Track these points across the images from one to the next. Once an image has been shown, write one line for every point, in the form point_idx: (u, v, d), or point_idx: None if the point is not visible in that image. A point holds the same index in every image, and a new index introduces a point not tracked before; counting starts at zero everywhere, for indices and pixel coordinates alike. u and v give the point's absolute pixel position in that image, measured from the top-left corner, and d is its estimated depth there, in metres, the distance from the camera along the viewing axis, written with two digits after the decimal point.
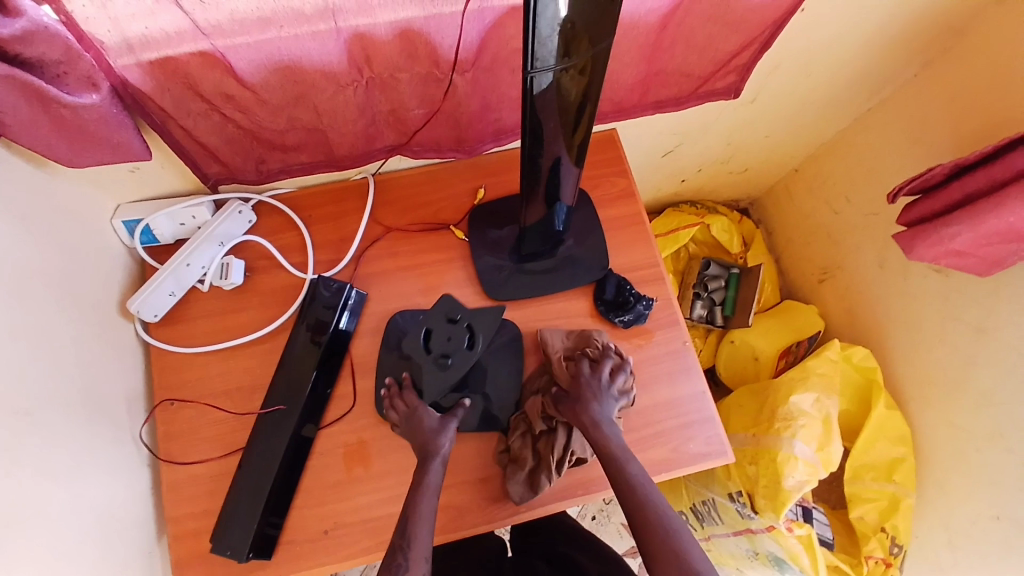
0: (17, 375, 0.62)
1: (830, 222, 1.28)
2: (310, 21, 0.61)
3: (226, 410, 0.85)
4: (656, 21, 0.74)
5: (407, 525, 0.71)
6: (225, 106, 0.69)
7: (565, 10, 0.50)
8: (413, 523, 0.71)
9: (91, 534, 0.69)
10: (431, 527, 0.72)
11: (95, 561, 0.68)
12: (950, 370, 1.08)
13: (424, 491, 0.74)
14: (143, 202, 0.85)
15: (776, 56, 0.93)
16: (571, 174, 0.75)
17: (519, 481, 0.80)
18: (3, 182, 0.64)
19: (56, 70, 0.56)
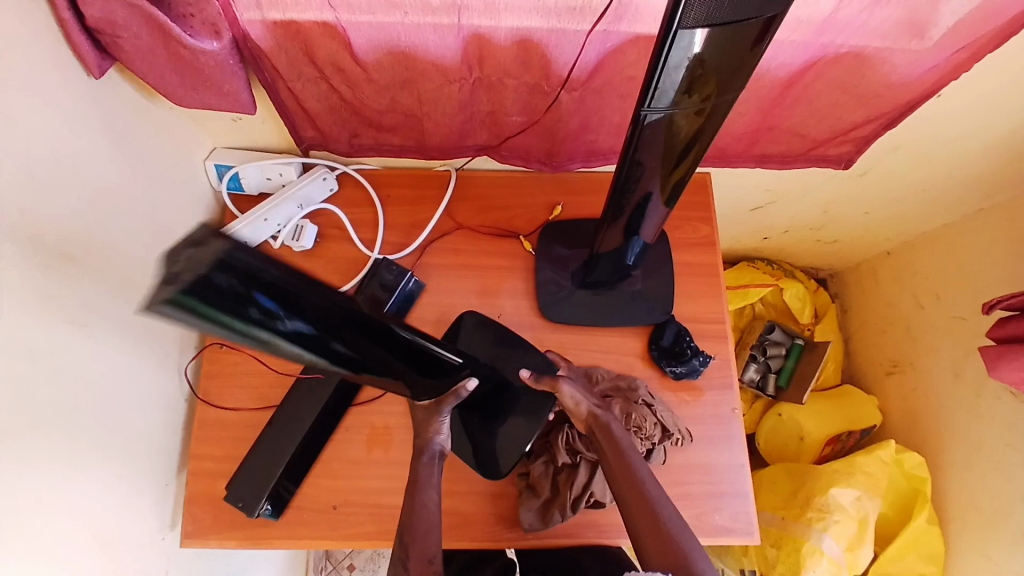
0: (83, 291, 0.65)
1: (914, 315, 1.19)
2: (436, 13, 0.61)
3: (269, 365, 0.87)
4: (782, 78, 0.70)
5: (405, 531, 0.71)
6: (335, 78, 0.70)
7: (698, 53, 0.47)
8: (408, 529, 0.70)
9: (119, 453, 0.72)
10: (432, 526, 0.71)
11: (117, 479, 0.71)
12: (1006, 505, 0.99)
13: (424, 485, 0.73)
14: (238, 150, 0.89)
15: (899, 136, 0.87)
16: (657, 212, 0.73)
17: (530, 506, 0.79)
18: (110, 107, 0.67)
19: (184, 10, 0.59)
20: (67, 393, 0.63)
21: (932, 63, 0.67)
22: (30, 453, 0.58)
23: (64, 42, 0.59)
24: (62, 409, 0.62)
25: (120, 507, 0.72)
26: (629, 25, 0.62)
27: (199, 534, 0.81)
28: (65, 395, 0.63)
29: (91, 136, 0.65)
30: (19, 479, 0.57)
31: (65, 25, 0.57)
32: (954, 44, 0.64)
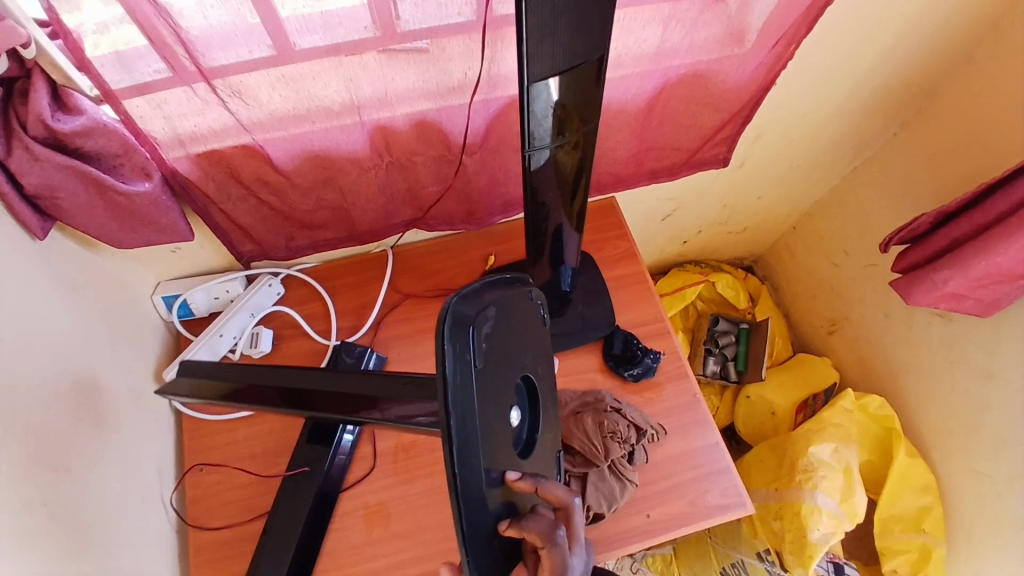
0: (54, 440, 0.67)
1: (833, 274, 1.31)
2: (339, 116, 0.70)
3: (253, 473, 0.88)
4: (642, 104, 0.82)
5: None
6: (262, 190, 0.78)
7: (557, 95, 0.57)
8: None
9: None
10: None
11: None
12: (961, 412, 1.09)
13: None
14: (182, 279, 0.93)
15: (759, 126, 1.02)
16: (573, 239, 0.82)
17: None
18: (54, 263, 0.72)
19: (113, 161, 0.66)
20: (52, 545, 0.63)
21: (757, 62, 0.80)
22: None
23: (7, 212, 0.64)
24: (55, 554, 0.63)
25: None
26: (504, 89, 0.74)
27: None
28: (51, 547, 0.63)
29: (42, 294, 0.68)
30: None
31: (5, 198, 0.62)
32: (768, 42, 0.78)
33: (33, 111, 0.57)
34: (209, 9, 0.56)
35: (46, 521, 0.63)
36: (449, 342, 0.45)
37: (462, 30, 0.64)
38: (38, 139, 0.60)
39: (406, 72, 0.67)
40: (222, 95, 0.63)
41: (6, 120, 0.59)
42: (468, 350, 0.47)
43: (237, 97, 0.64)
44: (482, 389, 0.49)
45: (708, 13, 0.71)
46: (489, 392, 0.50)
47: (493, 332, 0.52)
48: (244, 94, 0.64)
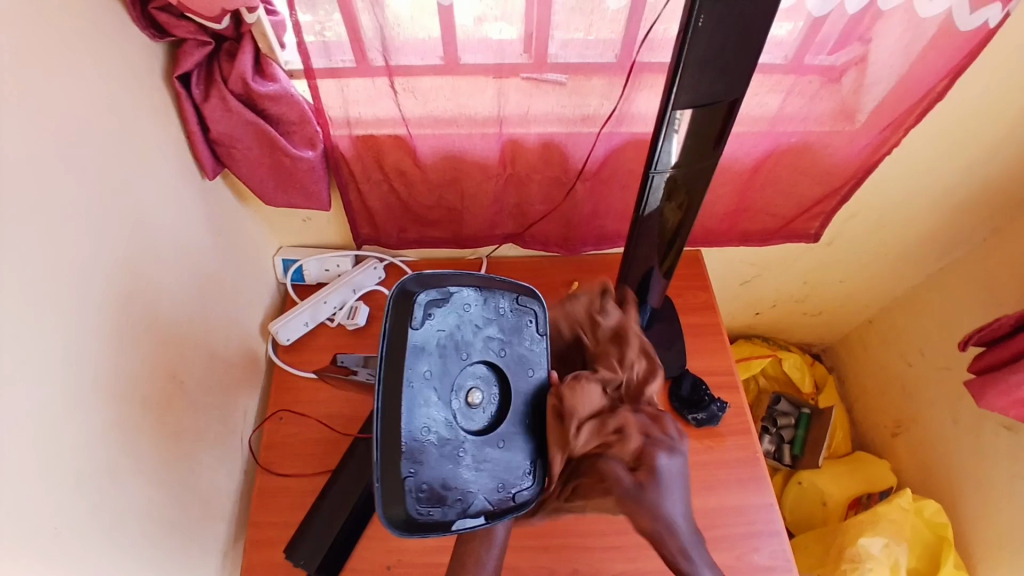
0: (177, 352, 0.76)
1: (904, 373, 1.29)
2: (483, 125, 0.80)
3: (333, 428, 0.95)
4: (750, 165, 0.89)
5: None
6: (397, 180, 0.88)
7: (675, 160, 0.66)
8: None
9: (186, 506, 0.77)
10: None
11: (180, 533, 0.76)
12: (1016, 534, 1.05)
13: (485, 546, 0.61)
14: (301, 248, 1.05)
15: (853, 206, 1.06)
16: (659, 284, 0.87)
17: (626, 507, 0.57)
18: (211, 202, 0.83)
19: (288, 128, 0.77)
20: (153, 441, 0.71)
21: (865, 142, 0.86)
22: (119, 488, 0.65)
23: (189, 151, 0.77)
24: (153, 446, 0.71)
25: (178, 562, 0.76)
26: (629, 126, 0.82)
27: None
28: (152, 442, 0.71)
29: (195, 226, 0.80)
30: (109, 512, 0.63)
31: (191, 136, 0.75)
32: (879, 124, 0.83)
33: (238, 70, 0.70)
34: (417, 21, 0.68)
35: (155, 415, 0.71)
36: (389, 311, 0.56)
37: (606, 68, 0.74)
38: (235, 94, 0.73)
39: (549, 97, 0.77)
40: (397, 89, 0.75)
41: (210, 73, 0.73)
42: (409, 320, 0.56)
43: (409, 93, 0.75)
44: (418, 354, 0.56)
45: (826, 90, 0.79)
46: (420, 358, 0.56)
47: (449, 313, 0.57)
48: (415, 91, 0.75)
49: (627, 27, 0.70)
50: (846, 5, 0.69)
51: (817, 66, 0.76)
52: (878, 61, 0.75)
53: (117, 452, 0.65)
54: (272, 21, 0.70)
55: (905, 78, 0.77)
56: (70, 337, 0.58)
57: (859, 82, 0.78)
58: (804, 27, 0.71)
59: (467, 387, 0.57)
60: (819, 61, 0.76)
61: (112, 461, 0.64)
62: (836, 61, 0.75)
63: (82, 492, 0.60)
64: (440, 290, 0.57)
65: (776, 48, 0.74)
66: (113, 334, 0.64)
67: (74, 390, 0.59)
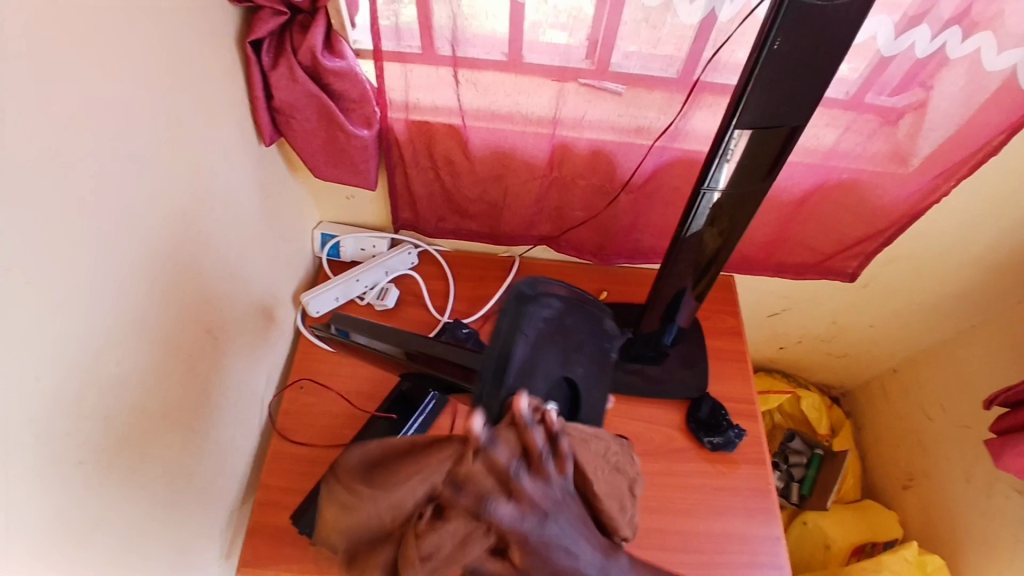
0: (213, 309, 0.78)
1: (923, 428, 1.26)
2: (536, 125, 0.82)
3: (350, 402, 0.97)
4: (796, 196, 0.89)
5: None
6: (444, 169, 0.90)
7: (724, 186, 0.67)
8: None
9: (202, 457, 0.79)
10: None
11: (193, 483, 0.78)
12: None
13: None
14: (341, 225, 1.07)
15: (894, 251, 1.05)
16: (689, 305, 0.87)
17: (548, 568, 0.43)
18: (264, 168, 0.86)
19: (349, 105, 0.79)
20: (179, 389, 0.73)
21: (915, 187, 0.85)
22: (142, 429, 0.67)
23: (251, 116, 0.80)
24: (180, 394, 0.73)
25: (187, 510, 0.77)
26: (681, 143, 0.83)
27: (254, 561, 0.85)
28: (178, 391, 0.72)
29: (246, 188, 0.82)
30: (131, 451, 0.65)
31: (255, 102, 0.78)
32: (931, 172, 0.82)
33: (309, 43, 0.72)
34: (489, 17, 0.70)
35: (185, 363, 0.73)
36: (507, 310, 0.63)
37: (666, 83, 0.75)
38: (303, 66, 0.75)
39: (605, 104, 0.78)
40: (459, 80, 0.77)
41: (280, 42, 0.75)
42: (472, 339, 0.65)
43: (470, 84, 0.77)
44: (527, 355, 0.62)
45: (883, 131, 0.78)
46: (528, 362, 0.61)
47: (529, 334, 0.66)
48: (477, 84, 0.77)
49: (693, 44, 0.70)
50: (916, 48, 0.69)
51: (878, 106, 0.76)
52: (938, 109, 0.75)
53: (145, 394, 0.67)
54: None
55: (962, 129, 0.76)
56: (120, 277, 0.60)
57: (917, 126, 0.77)
58: (870, 64, 0.71)
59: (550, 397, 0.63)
60: (880, 101, 0.75)
61: (140, 401, 0.66)
62: (896, 103, 0.75)
63: (108, 426, 0.62)
64: (545, 304, 0.66)
65: (839, 83, 0.74)
66: (158, 281, 0.66)
67: (116, 326, 0.61)
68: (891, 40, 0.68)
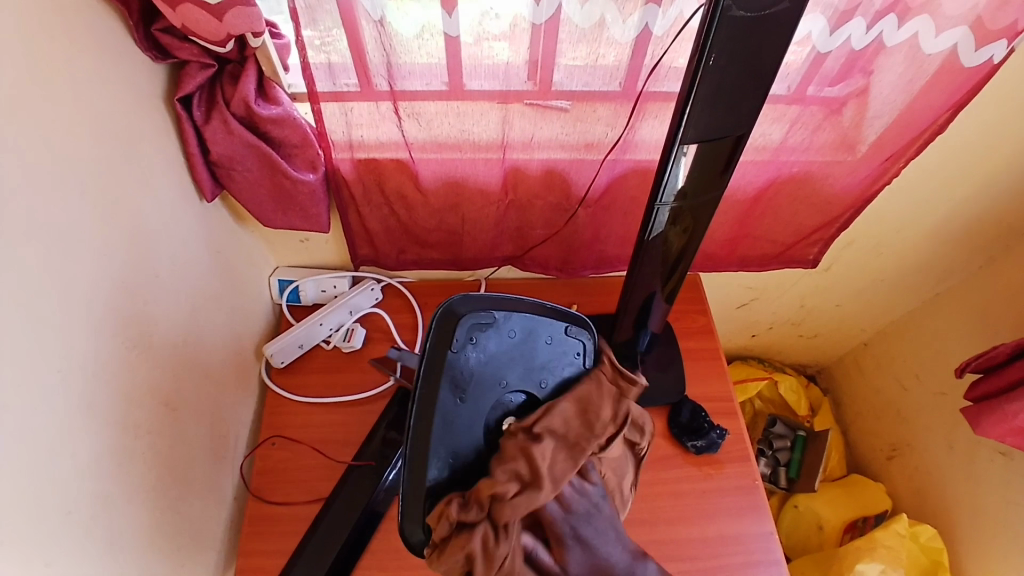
0: (170, 377, 0.73)
1: (899, 397, 1.29)
2: (485, 150, 0.80)
3: (326, 455, 0.94)
4: (750, 194, 0.90)
5: None
6: (397, 204, 0.88)
7: (682, 184, 0.65)
8: None
9: (177, 537, 0.75)
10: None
11: (170, 565, 0.74)
12: (1011, 563, 1.05)
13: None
14: (298, 268, 1.04)
15: (851, 233, 1.07)
16: (660, 309, 0.86)
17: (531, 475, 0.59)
18: (210, 223, 0.82)
19: (290, 150, 0.77)
20: (144, 471, 0.68)
21: (865, 173, 0.87)
22: (109, 520, 0.63)
23: (188, 173, 0.76)
24: (145, 476, 0.68)
25: None
26: (632, 154, 0.82)
27: None
28: (143, 472, 0.68)
29: (192, 247, 0.78)
30: (99, 546, 0.61)
31: (192, 158, 0.74)
32: (879, 156, 0.84)
33: (241, 93, 0.69)
34: (425, 47, 0.68)
35: (146, 444, 0.69)
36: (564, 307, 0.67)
37: (610, 97, 0.74)
38: (237, 117, 0.72)
39: (553, 124, 0.77)
40: (401, 114, 0.75)
41: (212, 95, 0.72)
42: (450, 342, 0.57)
43: (414, 118, 0.75)
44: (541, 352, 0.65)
45: (828, 122, 0.79)
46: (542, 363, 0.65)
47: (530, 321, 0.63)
48: (420, 117, 0.75)
49: (633, 58, 0.70)
50: (852, 41, 0.70)
51: (821, 98, 0.77)
52: (879, 95, 0.76)
53: (108, 483, 0.62)
54: (277, 45, 0.70)
55: (905, 112, 0.78)
56: (65, 365, 0.56)
57: (860, 114, 0.79)
58: (808, 58, 0.72)
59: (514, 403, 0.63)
60: (823, 93, 0.76)
61: (103, 490, 0.62)
62: (839, 92, 0.76)
63: (71, 526, 0.57)
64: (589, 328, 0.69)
65: (781, 79, 0.75)
66: (109, 362, 0.62)
67: (69, 417, 0.57)
68: (826, 36, 0.69)
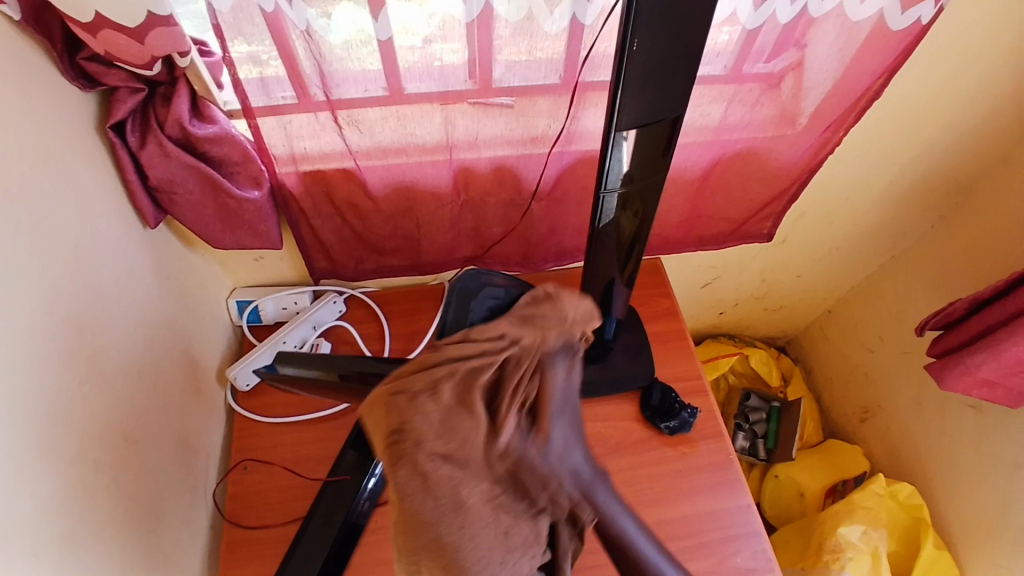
0: (128, 408, 0.71)
1: (866, 360, 1.33)
2: (432, 152, 0.80)
3: (300, 475, 0.92)
4: (698, 173, 0.91)
5: None
6: (349, 214, 0.87)
7: (627, 168, 0.65)
8: None
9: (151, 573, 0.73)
10: None
11: None
12: (988, 508, 1.09)
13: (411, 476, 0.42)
14: (256, 288, 1.02)
15: (803, 205, 1.09)
16: (621, 294, 0.87)
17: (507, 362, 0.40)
18: (156, 250, 0.80)
19: (231, 168, 0.75)
20: (108, 508, 0.66)
21: (808, 145, 0.89)
22: (75, 564, 0.60)
23: (128, 200, 0.74)
24: (109, 512, 0.66)
25: None
26: (578, 144, 0.83)
27: None
28: (107, 510, 0.66)
29: (139, 275, 0.75)
30: None
31: (130, 185, 0.72)
32: (819, 127, 0.86)
33: (174, 114, 0.67)
34: (358, 54, 0.67)
35: (108, 480, 0.66)
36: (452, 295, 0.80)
37: (551, 89, 0.74)
38: (172, 138, 0.70)
39: (498, 120, 0.77)
40: (340, 123, 0.74)
41: (145, 119, 0.70)
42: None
43: (354, 126, 0.74)
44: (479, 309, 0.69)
45: (768, 95, 0.81)
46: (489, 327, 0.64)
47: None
48: (361, 125, 0.74)
49: (569, 48, 0.70)
50: (778, 15, 0.71)
51: (756, 74, 0.78)
52: (814, 66, 0.78)
53: (71, 525, 0.60)
54: (207, 63, 0.68)
55: (841, 81, 0.80)
56: (14, 409, 0.54)
57: (798, 87, 0.81)
58: (740, 37, 0.73)
59: None
60: (758, 69, 0.78)
61: (67, 533, 0.59)
62: (774, 68, 0.78)
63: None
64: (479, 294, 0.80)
65: (715, 60, 0.76)
66: (61, 400, 0.60)
67: (24, 463, 0.55)
68: (752, 13, 0.70)
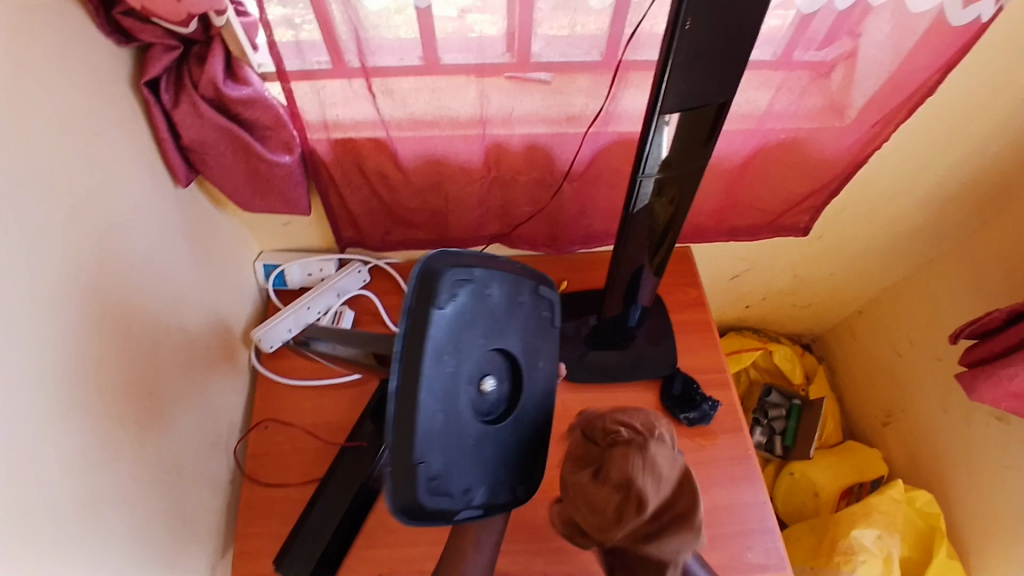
0: (153, 365, 0.73)
1: (894, 364, 1.29)
2: (465, 127, 0.78)
3: (319, 438, 0.94)
4: (737, 161, 0.88)
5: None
6: (379, 184, 0.86)
7: (666, 153, 0.63)
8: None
9: (169, 523, 0.75)
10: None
11: (165, 551, 0.74)
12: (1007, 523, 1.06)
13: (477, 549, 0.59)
14: (283, 252, 1.03)
15: (843, 201, 1.05)
16: (649, 282, 0.85)
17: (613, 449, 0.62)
18: (186, 210, 0.81)
19: (264, 132, 0.75)
20: (130, 460, 0.68)
21: (855, 138, 0.84)
22: (97, 511, 0.62)
23: (161, 159, 0.74)
24: (131, 464, 0.68)
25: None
26: (615, 126, 0.81)
27: None
28: (129, 462, 0.68)
29: (168, 234, 0.76)
30: (90, 536, 0.61)
31: (163, 143, 0.72)
32: (869, 120, 0.82)
33: (209, 74, 0.67)
34: (393, 21, 0.66)
35: (132, 433, 0.68)
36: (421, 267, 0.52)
37: (591, 67, 0.72)
38: (206, 99, 0.70)
39: (533, 97, 0.75)
40: (374, 91, 0.72)
41: (179, 77, 0.70)
42: (436, 298, 0.51)
43: (387, 95, 0.73)
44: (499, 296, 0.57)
45: (815, 85, 0.77)
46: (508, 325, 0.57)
47: (510, 285, 0.58)
48: (394, 94, 0.73)
49: (612, 25, 0.67)
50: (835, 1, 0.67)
51: (806, 62, 0.74)
52: (868, 56, 0.74)
53: (93, 475, 0.62)
54: (243, 24, 0.67)
55: (896, 74, 0.76)
56: (40, 360, 0.55)
57: (848, 77, 0.76)
58: (793, 22, 0.69)
59: (482, 375, 0.56)
60: (808, 57, 0.74)
61: (89, 481, 0.61)
62: (825, 56, 0.74)
63: (59, 522, 0.57)
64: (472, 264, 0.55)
65: (765, 44, 0.72)
66: (87, 355, 0.61)
67: (48, 413, 0.56)
68: None
